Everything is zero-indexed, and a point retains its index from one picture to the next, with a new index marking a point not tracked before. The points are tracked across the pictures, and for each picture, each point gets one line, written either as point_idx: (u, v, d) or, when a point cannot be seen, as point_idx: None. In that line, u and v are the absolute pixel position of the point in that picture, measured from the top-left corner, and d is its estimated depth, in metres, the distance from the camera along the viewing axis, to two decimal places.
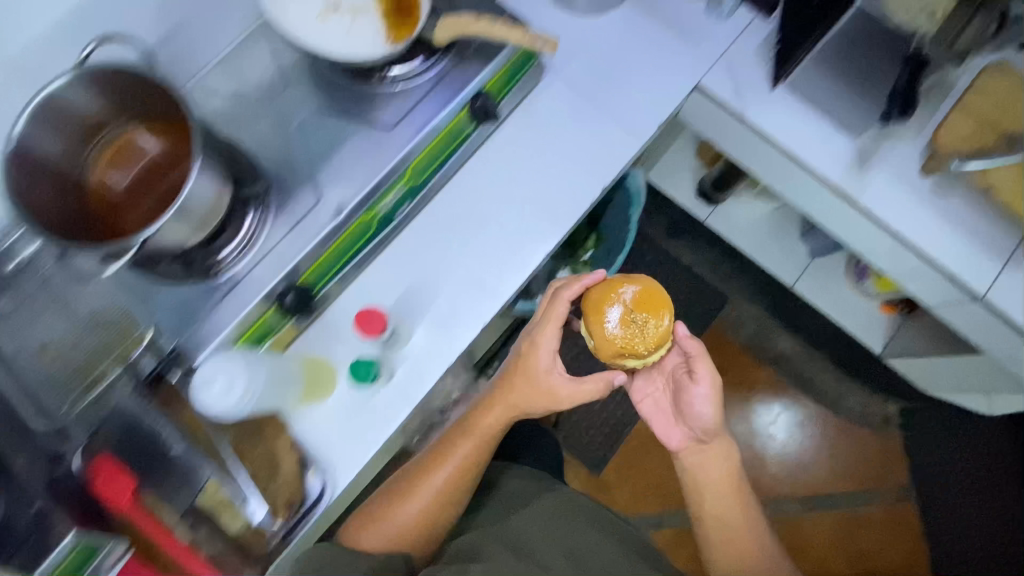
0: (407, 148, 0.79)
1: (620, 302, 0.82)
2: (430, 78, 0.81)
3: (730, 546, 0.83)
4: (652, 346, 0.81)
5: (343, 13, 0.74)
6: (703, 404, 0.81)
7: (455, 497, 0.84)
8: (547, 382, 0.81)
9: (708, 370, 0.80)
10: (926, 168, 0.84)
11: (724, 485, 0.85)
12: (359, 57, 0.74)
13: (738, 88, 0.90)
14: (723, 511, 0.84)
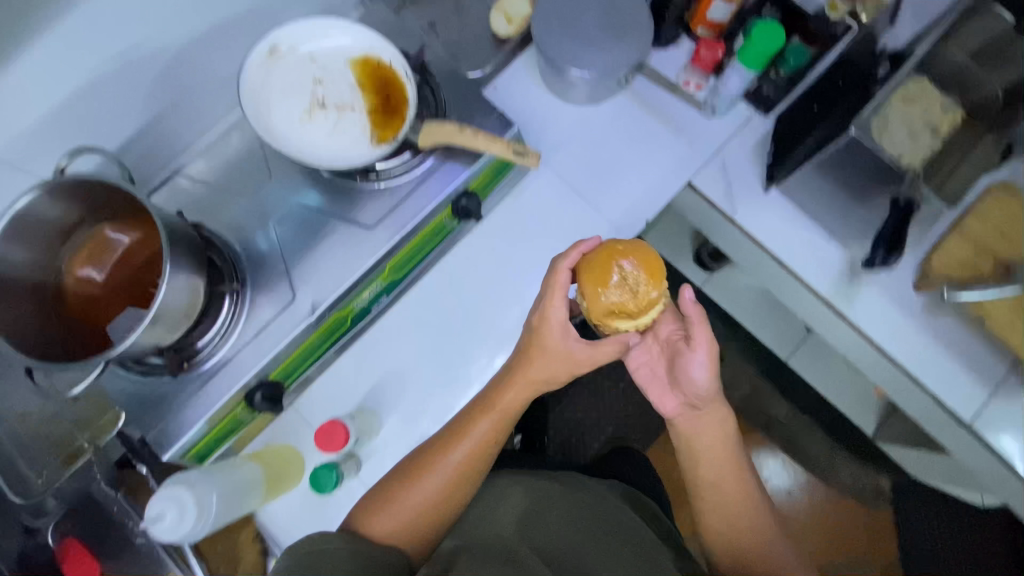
0: (385, 250, 0.74)
1: (616, 270, 0.67)
2: (416, 176, 0.76)
3: (736, 531, 0.73)
4: (641, 308, 0.68)
5: (329, 111, 0.74)
6: (695, 368, 0.68)
7: (461, 482, 0.72)
8: (553, 346, 0.71)
9: (704, 332, 0.66)
10: (918, 285, 0.82)
11: (722, 446, 0.74)
12: (344, 156, 0.72)
13: (730, 192, 0.87)
14: (730, 496, 0.74)
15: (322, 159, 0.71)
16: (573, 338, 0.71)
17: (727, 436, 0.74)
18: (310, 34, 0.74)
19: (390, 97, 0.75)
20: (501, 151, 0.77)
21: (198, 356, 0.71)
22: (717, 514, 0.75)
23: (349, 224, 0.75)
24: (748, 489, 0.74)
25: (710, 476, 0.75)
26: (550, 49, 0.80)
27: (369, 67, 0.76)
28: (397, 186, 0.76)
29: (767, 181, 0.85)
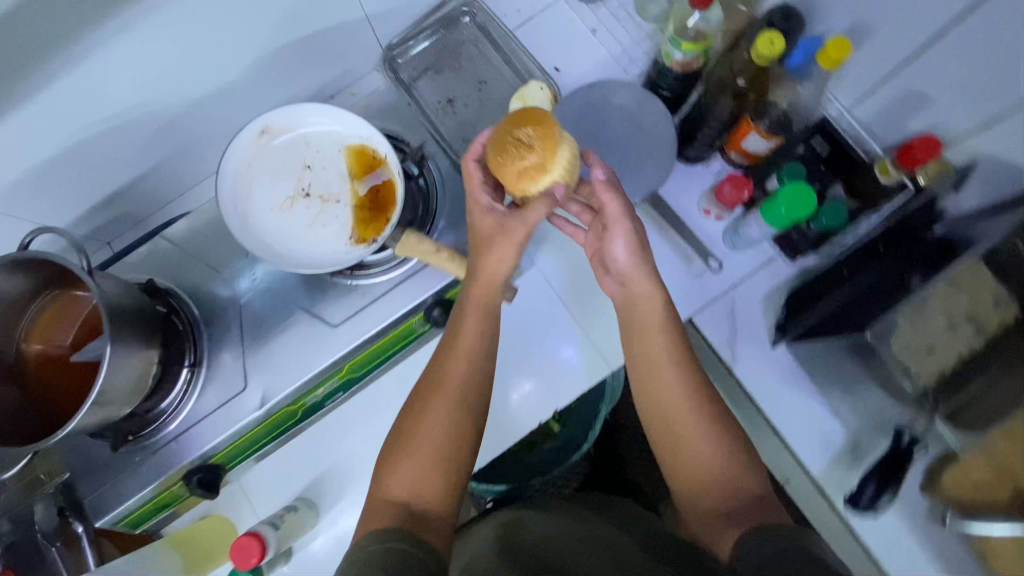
0: (343, 353, 0.71)
1: (512, 137, 0.61)
2: (393, 278, 0.73)
3: (685, 462, 0.60)
4: (549, 159, 0.60)
5: (312, 200, 0.71)
6: (620, 254, 0.65)
7: (457, 409, 0.59)
8: (484, 227, 0.63)
9: (615, 199, 0.63)
10: (925, 489, 0.72)
11: (647, 337, 0.64)
12: (320, 255, 0.69)
13: (733, 337, 0.79)
14: (667, 411, 0.61)
15: (296, 256, 0.68)
16: (496, 216, 0.63)
17: (651, 317, 0.64)
18: (304, 119, 0.70)
19: (379, 195, 0.72)
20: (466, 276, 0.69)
21: (149, 429, 0.71)
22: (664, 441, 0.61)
23: (314, 319, 0.72)
24: (693, 394, 0.60)
25: (647, 401, 0.63)
26: None
27: (362, 159, 0.72)
28: (370, 285, 0.73)
29: (777, 336, 0.77)
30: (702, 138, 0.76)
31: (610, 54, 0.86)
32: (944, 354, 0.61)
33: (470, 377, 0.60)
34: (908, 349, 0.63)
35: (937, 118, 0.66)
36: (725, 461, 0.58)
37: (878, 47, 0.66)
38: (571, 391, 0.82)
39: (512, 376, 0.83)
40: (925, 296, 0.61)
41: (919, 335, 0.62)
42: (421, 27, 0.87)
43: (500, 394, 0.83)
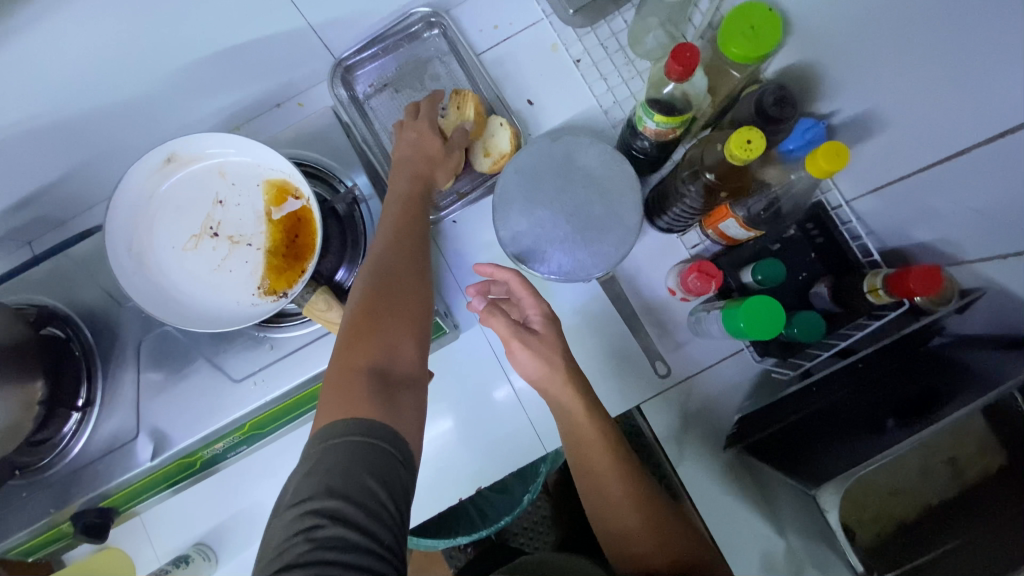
0: (241, 414, 0.64)
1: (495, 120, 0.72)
2: (306, 334, 0.66)
3: (602, 491, 0.56)
4: (494, 146, 0.71)
5: (220, 241, 0.64)
6: (528, 369, 0.59)
7: (411, 294, 0.54)
8: (428, 144, 0.66)
9: (501, 322, 0.59)
10: None
11: (552, 380, 0.58)
12: (220, 305, 0.62)
13: (682, 430, 0.72)
14: (580, 423, 0.57)
15: (193, 306, 0.61)
16: (422, 137, 0.67)
17: (563, 384, 0.57)
18: (217, 146, 0.64)
19: (296, 242, 0.63)
20: None
21: (44, 462, 0.65)
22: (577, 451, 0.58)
23: (215, 370, 0.65)
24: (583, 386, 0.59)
25: (566, 423, 0.59)
26: (513, 223, 0.66)
27: (282, 196, 0.64)
28: (283, 339, 0.65)
29: (733, 442, 0.69)
30: (671, 213, 0.67)
31: (592, 90, 0.75)
32: (903, 508, 0.54)
33: (415, 274, 0.55)
34: (865, 494, 0.54)
35: (944, 237, 0.55)
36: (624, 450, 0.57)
37: (889, 140, 0.55)
38: (503, 465, 0.76)
39: (494, 379, 0.76)
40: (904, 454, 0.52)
41: (881, 484, 0.54)
42: (384, 39, 0.78)
43: (484, 392, 0.76)
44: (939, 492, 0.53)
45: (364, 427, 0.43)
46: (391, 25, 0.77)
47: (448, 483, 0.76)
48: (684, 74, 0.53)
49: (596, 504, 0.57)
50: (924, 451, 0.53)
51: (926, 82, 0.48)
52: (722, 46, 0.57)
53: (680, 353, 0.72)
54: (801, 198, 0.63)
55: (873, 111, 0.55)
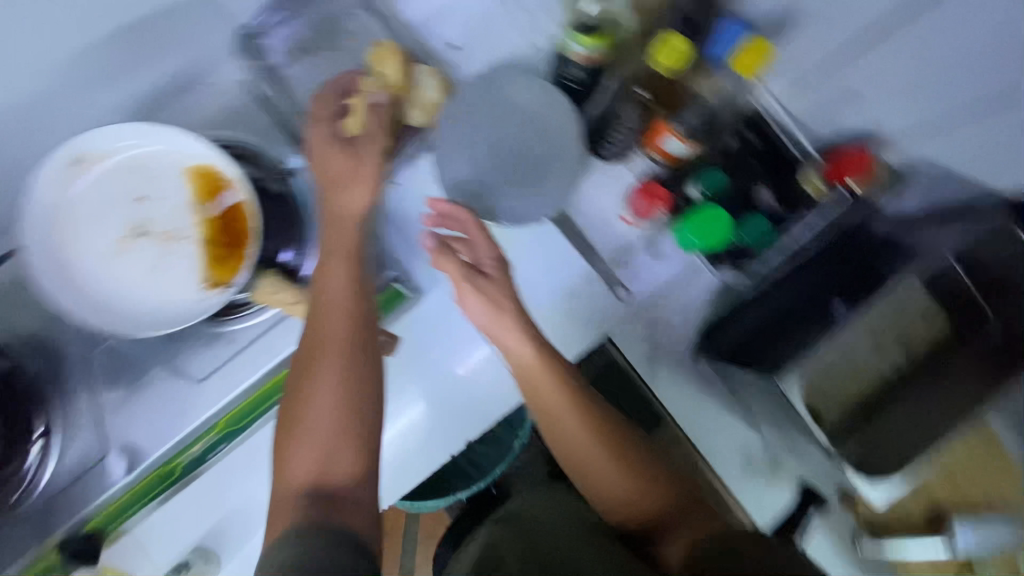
0: (216, 409, 0.62)
1: (416, 68, 0.67)
2: (263, 320, 0.63)
3: (590, 475, 0.55)
4: (424, 93, 0.66)
5: (151, 240, 0.60)
6: (476, 315, 0.57)
7: (357, 350, 0.52)
8: (337, 157, 0.59)
9: (451, 263, 0.57)
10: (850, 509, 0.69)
11: (533, 369, 0.55)
12: (167, 307, 0.58)
13: (654, 356, 0.71)
14: (555, 412, 0.55)
15: (137, 312, 0.58)
16: (335, 148, 0.59)
17: (532, 361, 0.55)
18: (127, 139, 0.59)
19: (233, 228, 0.60)
20: None
21: (12, 499, 0.61)
22: (553, 439, 0.56)
23: (177, 374, 0.63)
24: (548, 370, 0.55)
25: (538, 409, 0.56)
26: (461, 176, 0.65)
27: (208, 183, 0.60)
28: (240, 330, 0.63)
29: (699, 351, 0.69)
30: (613, 140, 0.67)
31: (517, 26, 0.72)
32: (855, 380, 0.62)
33: (358, 357, 0.52)
34: (828, 377, 0.62)
35: (880, 119, 0.57)
36: (603, 429, 0.55)
37: (810, 32, 0.56)
38: (479, 425, 0.71)
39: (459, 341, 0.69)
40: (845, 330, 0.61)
41: (839, 358, 0.62)
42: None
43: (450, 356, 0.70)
44: (887, 361, 0.62)
45: (299, 536, 0.43)
46: None
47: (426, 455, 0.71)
48: None
49: (586, 486, 0.56)
50: (873, 321, 0.62)
51: None
52: None
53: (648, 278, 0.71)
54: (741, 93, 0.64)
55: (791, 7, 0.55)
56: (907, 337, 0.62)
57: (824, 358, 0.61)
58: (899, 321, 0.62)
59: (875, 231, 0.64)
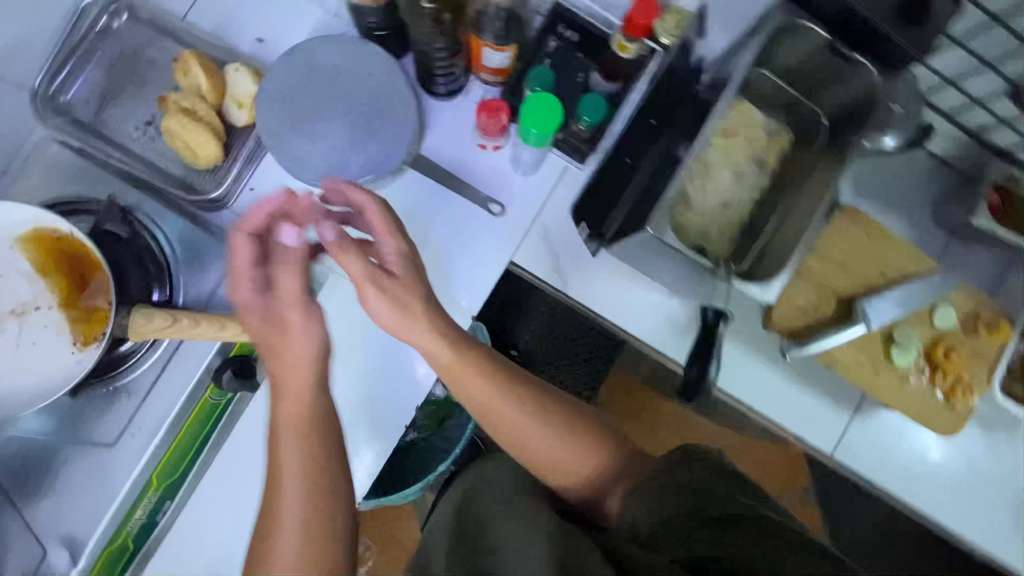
0: (139, 467, 0.60)
1: (231, 71, 0.66)
2: (154, 364, 0.61)
3: (555, 468, 0.58)
4: (243, 98, 0.67)
5: (3, 322, 0.56)
6: (380, 314, 0.53)
7: (331, 475, 0.49)
8: (285, 330, 0.51)
9: (354, 263, 0.50)
10: (769, 326, 0.72)
11: (464, 378, 0.56)
12: (45, 383, 0.55)
13: (557, 262, 0.74)
14: (509, 423, 0.57)
15: (13, 397, 0.55)
16: (272, 322, 0.51)
17: (473, 381, 0.56)
18: None
19: (88, 281, 0.58)
20: (231, 336, 0.57)
21: None
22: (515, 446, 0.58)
23: (89, 448, 0.60)
24: (494, 386, 0.56)
25: (493, 423, 0.58)
26: (296, 155, 0.63)
27: (43, 245, 0.57)
28: (135, 382, 0.61)
29: (594, 244, 0.72)
30: (439, 73, 0.68)
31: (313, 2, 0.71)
32: (736, 210, 0.67)
33: (310, 454, 0.49)
34: (706, 210, 0.66)
35: None
36: (559, 424, 0.58)
37: None
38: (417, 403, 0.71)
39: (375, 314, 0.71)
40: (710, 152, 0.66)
41: (713, 195, 0.66)
42: (67, 51, 0.66)
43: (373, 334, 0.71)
44: (756, 184, 0.67)
45: None
46: (66, 29, 0.66)
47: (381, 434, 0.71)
48: None
49: (554, 476, 0.59)
50: (729, 154, 0.67)
51: None
52: None
53: (525, 195, 0.74)
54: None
55: None
56: (764, 155, 0.67)
57: (696, 199, 0.66)
58: (753, 148, 0.67)
59: (703, 80, 0.68)
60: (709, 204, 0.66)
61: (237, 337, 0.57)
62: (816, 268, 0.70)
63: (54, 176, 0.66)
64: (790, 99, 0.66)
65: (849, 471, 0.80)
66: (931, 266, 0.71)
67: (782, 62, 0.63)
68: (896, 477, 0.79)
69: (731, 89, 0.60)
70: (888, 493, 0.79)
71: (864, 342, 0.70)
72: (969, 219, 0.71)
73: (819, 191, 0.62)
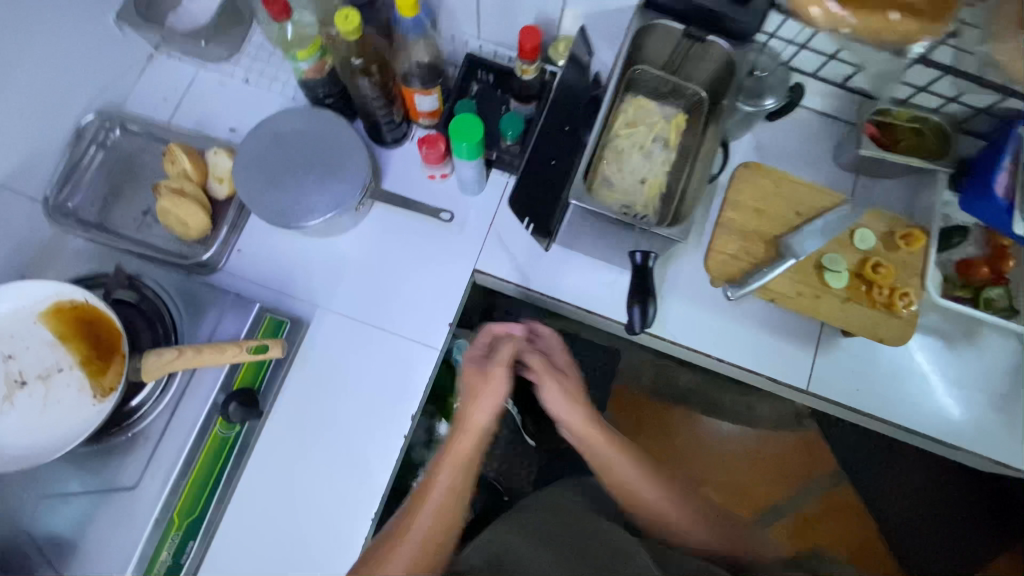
0: (159, 506, 0.64)
1: (210, 155, 0.79)
2: (165, 408, 0.67)
3: (664, 524, 0.69)
4: (223, 174, 0.79)
5: (32, 387, 0.64)
6: (557, 403, 0.75)
7: (463, 495, 0.69)
8: (492, 383, 0.73)
9: (537, 357, 0.76)
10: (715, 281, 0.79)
11: (601, 441, 0.73)
12: (74, 431, 0.63)
13: (515, 262, 0.83)
14: (632, 483, 0.71)
15: (43, 450, 0.61)
16: (483, 375, 0.74)
17: (614, 450, 0.73)
18: None
19: (102, 339, 0.66)
20: (233, 357, 0.64)
21: None
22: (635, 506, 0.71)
23: (110, 497, 0.64)
24: (631, 455, 0.73)
25: (611, 478, 0.72)
26: (264, 207, 0.73)
27: (63, 314, 0.66)
28: (149, 428, 0.67)
29: (545, 240, 0.81)
30: (382, 123, 0.80)
31: (274, 92, 0.86)
32: (654, 182, 0.77)
33: (462, 482, 0.69)
34: (626, 187, 0.77)
35: (539, 7, 0.75)
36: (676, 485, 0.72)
37: None
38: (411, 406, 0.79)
39: (365, 335, 0.81)
40: (617, 139, 0.78)
41: (631, 174, 0.77)
42: (72, 164, 0.79)
43: (365, 353, 0.80)
44: (663, 157, 0.78)
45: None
46: (69, 146, 0.79)
47: (384, 441, 0.78)
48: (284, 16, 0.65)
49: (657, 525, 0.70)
50: (636, 139, 0.78)
51: None
52: None
53: (477, 211, 0.85)
54: (460, 51, 0.85)
55: None
56: (665, 135, 0.79)
57: (617, 180, 0.77)
58: (655, 131, 0.79)
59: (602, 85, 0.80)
60: (629, 182, 0.77)
61: (237, 357, 0.64)
62: (737, 219, 0.80)
63: (63, 264, 0.75)
64: (670, 84, 0.78)
65: (837, 403, 0.84)
66: (838, 198, 0.80)
67: (652, 56, 0.76)
68: (879, 397, 0.84)
69: (615, 79, 0.72)
70: (875, 414, 0.84)
71: (795, 273, 0.77)
72: (858, 151, 0.82)
73: (710, 148, 0.72)
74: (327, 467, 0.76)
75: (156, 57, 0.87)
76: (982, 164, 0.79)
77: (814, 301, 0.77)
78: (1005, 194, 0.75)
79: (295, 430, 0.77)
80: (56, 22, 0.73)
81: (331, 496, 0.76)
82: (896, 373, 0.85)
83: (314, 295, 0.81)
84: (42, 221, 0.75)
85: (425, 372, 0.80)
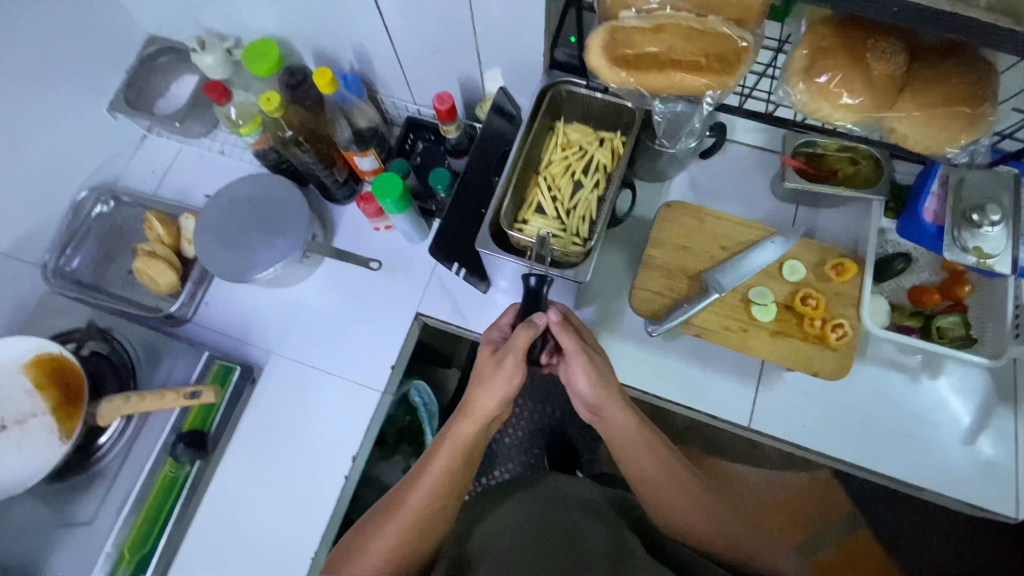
0: (110, 538, 0.72)
1: (181, 220, 0.89)
2: (121, 448, 0.76)
3: (682, 525, 0.68)
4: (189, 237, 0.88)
5: (9, 431, 0.72)
6: (581, 386, 0.69)
7: (448, 504, 0.65)
8: (508, 364, 0.65)
9: (569, 339, 0.67)
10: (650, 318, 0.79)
11: (636, 445, 0.70)
12: (42, 469, 0.71)
13: (455, 304, 0.87)
14: (657, 483, 0.69)
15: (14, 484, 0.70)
16: (495, 357, 0.66)
17: (644, 447, 0.70)
18: None
19: (72, 386, 0.75)
20: (172, 403, 0.75)
21: None
22: (659, 505, 0.69)
23: (74, 524, 0.73)
24: (661, 458, 0.70)
25: (635, 470, 0.71)
26: (216, 263, 0.81)
27: (42, 365, 0.75)
28: (108, 466, 0.75)
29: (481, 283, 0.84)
30: (326, 180, 0.87)
31: (244, 160, 0.97)
32: (579, 208, 0.77)
33: (446, 500, 0.65)
34: (549, 211, 0.77)
35: (460, 71, 0.82)
36: (705, 496, 0.69)
37: (381, 53, 0.81)
38: (352, 449, 0.82)
39: (314, 377, 0.86)
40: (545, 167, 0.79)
41: (556, 201, 0.78)
42: (70, 233, 0.91)
43: (313, 396, 0.85)
44: (592, 181, 0.78)
45: None
46: (69, 219, 0.92)
47: (329, 480, 0.81)
48: (224, 99, 0.81)
49: (668, 523, 0.69)
50: (567, 162, 0.79)
51: (341, 10, 0.74)
52: (252, 72, 0.80)
53: (420, 259, 0.91)
54: (404, 114, 0.94)
55: (361, 46, 0.81)
56: (596, 157, 0.79)
57: (543, 205, 0.78)
58: (588, 153, 0.79)
59: None
60: None
61: (178, 402, 0.75)
62: (662, 254, 0.81)
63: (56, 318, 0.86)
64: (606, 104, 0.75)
65: (789, 446, 0.81)
66: (765, 231, 0.80)
67: None
68: (844, 439, 0.80)
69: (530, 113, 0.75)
70: (840, 454, 0.79)
71: (719, 306, 0.78)
72: (784, 184, 0.82)
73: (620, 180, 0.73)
74: (280, 507, 0.81)
75: (149, 137, 1.01)
76: (915, 189, 0.76)
77: (742, 336, 0.76)
78: (935, 220, 0.73)
79: (245, 473, 0.82)
80: (56, 117, 0.87)
81: (280, 529, 0.80)
82: (852, 409, 0.81)
83: (271, 342, 0.88)
84: (40, 283, 0.87)
85: (367, 414, 0.84)
